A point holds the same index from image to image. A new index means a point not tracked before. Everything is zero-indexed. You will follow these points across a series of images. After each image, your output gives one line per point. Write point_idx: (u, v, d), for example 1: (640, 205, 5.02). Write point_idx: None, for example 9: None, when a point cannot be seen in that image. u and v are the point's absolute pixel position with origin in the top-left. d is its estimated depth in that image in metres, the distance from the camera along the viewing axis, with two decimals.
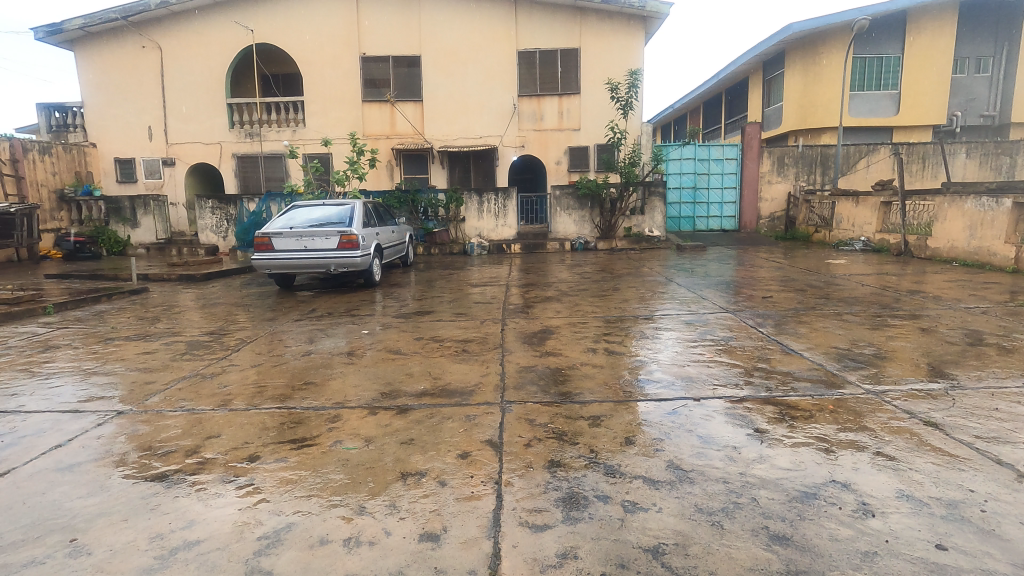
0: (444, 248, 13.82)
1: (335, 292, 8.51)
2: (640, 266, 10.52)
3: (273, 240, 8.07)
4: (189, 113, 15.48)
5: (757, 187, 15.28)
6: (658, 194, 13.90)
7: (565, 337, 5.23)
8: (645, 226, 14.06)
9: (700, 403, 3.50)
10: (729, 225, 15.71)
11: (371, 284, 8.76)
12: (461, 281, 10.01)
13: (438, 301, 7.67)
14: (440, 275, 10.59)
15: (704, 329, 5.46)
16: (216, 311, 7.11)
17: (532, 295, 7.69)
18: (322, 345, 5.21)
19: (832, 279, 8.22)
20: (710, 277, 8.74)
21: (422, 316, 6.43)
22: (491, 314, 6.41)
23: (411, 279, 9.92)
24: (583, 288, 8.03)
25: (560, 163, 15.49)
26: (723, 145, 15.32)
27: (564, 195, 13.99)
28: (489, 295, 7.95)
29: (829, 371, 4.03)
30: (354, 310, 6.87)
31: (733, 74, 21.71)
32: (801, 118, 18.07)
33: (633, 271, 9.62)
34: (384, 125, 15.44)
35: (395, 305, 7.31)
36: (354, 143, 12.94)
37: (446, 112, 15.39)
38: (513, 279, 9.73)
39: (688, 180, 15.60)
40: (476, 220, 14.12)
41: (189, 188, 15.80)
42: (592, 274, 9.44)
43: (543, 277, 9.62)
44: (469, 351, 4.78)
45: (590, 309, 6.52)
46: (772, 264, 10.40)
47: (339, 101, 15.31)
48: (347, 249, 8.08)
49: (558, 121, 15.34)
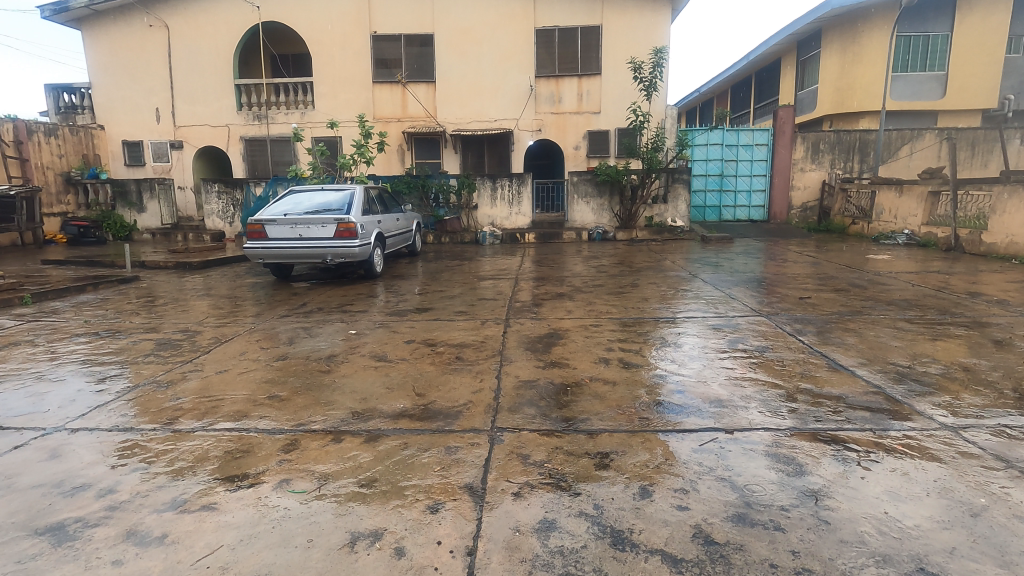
0: (455, 237, 13.24)
1: (333, 284, 7.99)
2: (660, 258, 9.83)
3: (266, 228, 7.57)
4: (197, 95, 15.06)
5: (788, 175, 14.35)
6: (682, 182, 13.10)
7: (574, 343, 4.61)
8: (667, 216, 13.28)
9: (734, 438, 2.84)
10: (757, 215, 14.82)
11: (372, 275, 8.23)
12: (469, 272, 9.43)
13: (441, 295, 7.10)
14: (449, 266, 10.03)
15: (733, 336, 4.79)
16: (202, 304, 6.64)
17: (543, 290, 7.07)
18: (302, 348, 4.67)
19: (876, 277, 7.44)
20: (739, 272, 8.01)
21: (419, 313, 5.87)
22: (496, 312, 5.81)
23: (417, 270, 9.37)
24: (599, 283, 7.39)
25: (579, 149, 14.73)
26: (753, 129, 14.39)
27: (582, 182, 13.27)
28: (496, 289, 7.36)
29: (890, 397, 3.35)
30: (348, 305, 6.34)
31: (765, 55, 20.60)
32: (837, 102, 16.99)
33: (653, 265, 8.94)
34: (395, 107, 14.83)
35: (394, 299, 6.76)
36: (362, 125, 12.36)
37: (460, 94, 14.72)
38: (525, 271, 9.12)
39: (715, 167, 14.70)
40: (489, 207, 13.49)
41: (198, 172, 15.44)
42: (609, 267, 8.77)
43: (556, 269, 8.98)
44: (464, 360, 4.19)
45: (605, 308, 5.88)
46: (807, 259, 9.59)
47: (349, 83, 14.74)
48: (344, 238, 7.54)
49: (577, 103, 14.56)
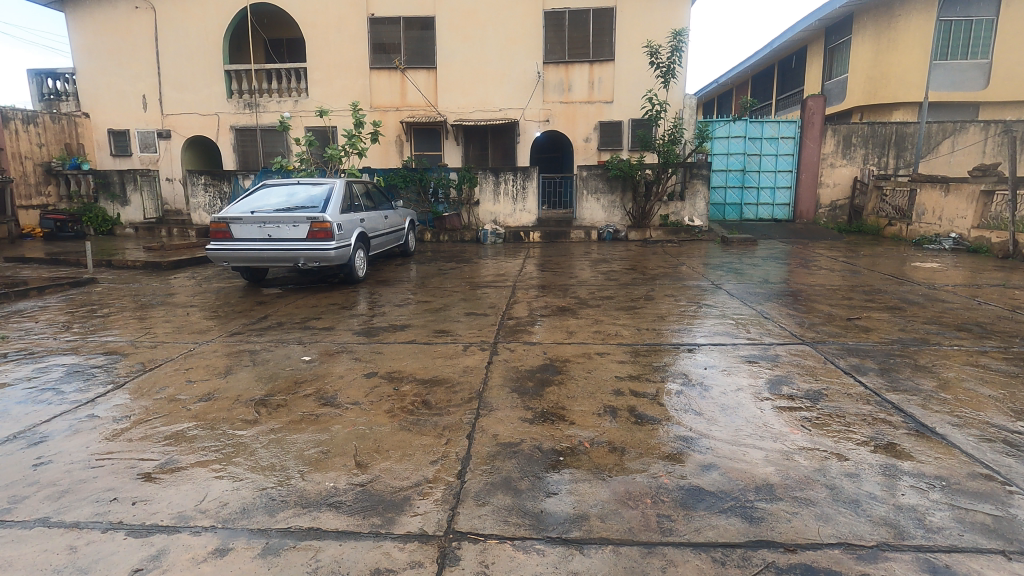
0: (454, 235, 12.33)
1: (309, 290, 7.13)
2: (678, 263, 8.88)
3: (232, 227, 6.72)
4: (185, 82, 14.25)
5: (817, 171, 13.26)
6: (701, 177, 12.06)
7: (574, 380, 3.70)
8: (684, 215, 12.26)
9: (803, 567, 1.91)
10: (781, 214, 13.75)
11: (354, 280, 7.35)
12: (464, 275, 8.53)
13: (427, 304, 6.23)
14: (444, 268, 9.13)
15: (772, 373, 3.85)
16: (152, 314, 5.82)
17: (543, 301, 6.16)
18: (238, 380, 3.81)
19: (930, 289, 6.45)
20: (768, 281, 7.04)
21: (395, 331, 4.99)
22: (484, 333, 4.91)
23: (407, 274, 8.48)
24: (608, 293, 6.46)
25: (589, 141, 13.73)
26: (779, 121, 13.29)
27: (591, 177, 12.28)
28: (490, 298, 6.44)
29: (1009, 485, 2.41)
30: (315, 318, 5.48)
31: (789, 43, 19.40)
32: (870, 92, 15.84)
33: (671, 271, 7.98)
34: (393, 96, 13.92)
35: (370, 311, 5.89)
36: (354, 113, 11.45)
37: (463, 81, 13.76)
38: (526, 275, 8.22)
39: (737, 162, 13.61)
40: (491, 203, 12.56)
41: (187, 163, 14.65)
42: (620, 272, 7.84)
43: (561, 274, 8.08)
44: (432, 407, 3.29)
45: (613, 328, 4.95)
46: (843, 265, 8.57)
47: (345, 69, 13.84)
48: (318, 239, 6.66)
49: (588, 92, 13.56)
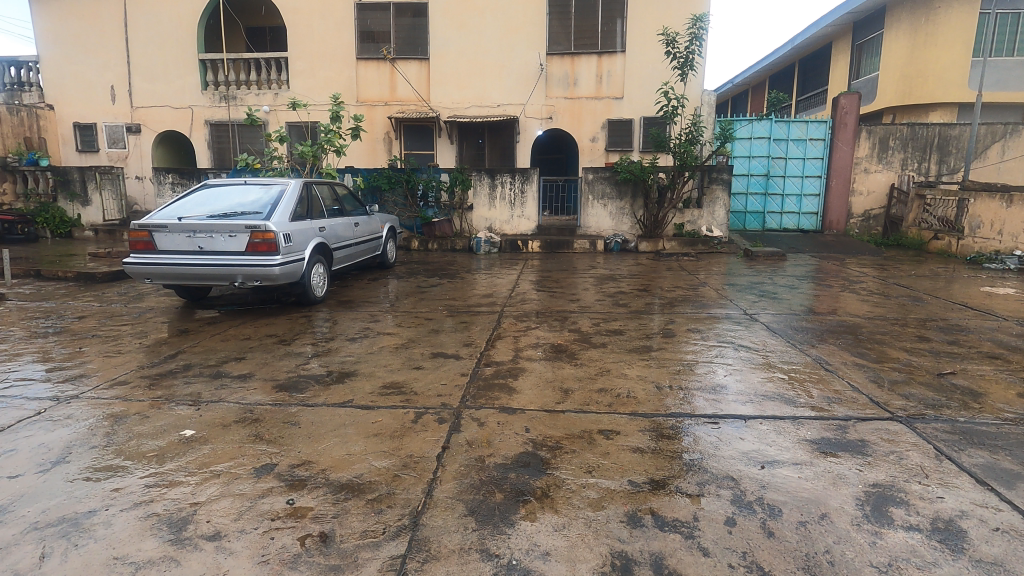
0: (444, 243, 11.10)
1: (255, 313, 5.90)
2: (697, 282, 7.60)
3: (155, 236, 5.49)
4: (157, 72, 13.11)
5: (849, 177, 11.96)
6: (721, 182, 10.77)
7: (565, 491, 2.41)
8: (702, 224, 10.95)
9: None
10: (808, 224, 12.44)
11: (310, 300, 6.12)
12: (446, 292, 7.27)
13: (388, 336, 4.98)
14: (425, 283, 7.88)
15: (865, 477, 2.55)
16: (38, 348, 4.60)
17: (533, 335, 4.91)
18: (59, 479, 2.55)
19: (1022, 326, 5.16)
20: (813, 309, 5.76)
21: (330, 383, 3.73)
22: (449, 388, 3.63)
23: (380, 291, 7.23)
24: (615, 324, 5.20)
25: (596, 140, 12.48)
26: (808, 120, 12.00)
27: (598, 180, 11.02)
28: (468, 328, 5.18)
29: None
30: (236, 359, 4.23)
31: (812, 40, 18.13)
32: (904, 91, 14.51)
33: (690, 292, 6.71)
34: (381, 89, 12.71)
35: (314, 346, 4.64)
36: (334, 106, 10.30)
37: (458, 73, 12.55)
38: (519, 294, 6.95)
39: (759, 165, 12.31)
40: (486, 209, 11.33)
41: (158, 160, 13.50)
42: (631, 294, 6.57)
43: (560, 293, 6.81)
44: (330, 552, 2.03)
45: (622, 385, 3.67)
46: (895, 286, 7.28)
47: (329, 59, 12.67)
48: (259, 253, 5.42)
49: (596, 86, 12.31)
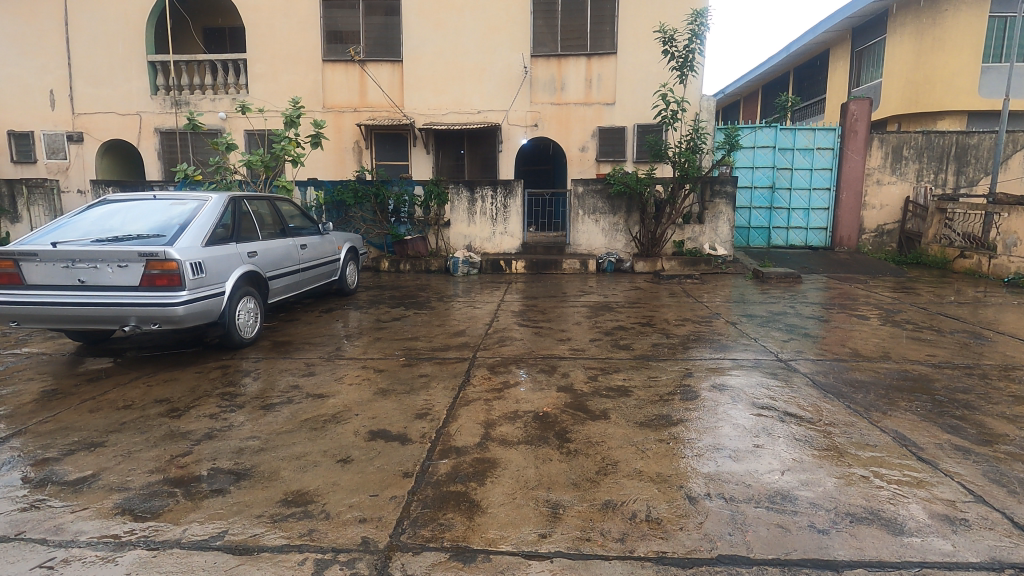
0: (417, 264, 9.93)
1: (162, 361, 4.66)
2: (707, 310, 6.49)
3: (23, 267, 4.26)
4: (101, 75, 11.87)
5: (860, 189, 11.06)
6: (724, 196, 9.74)
7: None
8: (704, 241, 9.87)
9: None
10: (817, 240, 11.46)
11: (233, 344, 4.88)
12: (412, 323, 6.09)
13: (319, 398, 3.76)
14: (388, 312, 6.69)
15: None
16: None
17: (511, 397, 3.72)
18: None
19: None
20: (859, 353, 4.65)
21: (205, 495, 2.51)
22: (382, 504, 2.43)
23: (331, 325, 6.02)
24: (617, 378, 4.04)
25: (586, 150, 11.46)
26: (815, 128, 11.09)
27: (589, 194, 9.94)
28: (429, 384, 3.99)
29: None
30: (90, 448, 3.00)
31: (808, 47, 17.37)
32: (909, 99, 13.70)
33: (702, 327, 5.59)
34: (350, 94, 11.59)
35: (211, 418, 3.41)
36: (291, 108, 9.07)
37: (434, 77, 11.47)
38: (497, 327, 5.77)
39: (763, 177, 11.34)
40: (465, 225, 10.18)
41: (103, 171, 12.23)
42: (632, 331, 5.43)
43: (547, 328, 5.65)
44: None
45: (639, 494, 2.49)
46: (940, 315, 6.24)
47: (293, 61, 11.54)
48: (158, 287, 4.20)
49: (585, 91, 11.32)
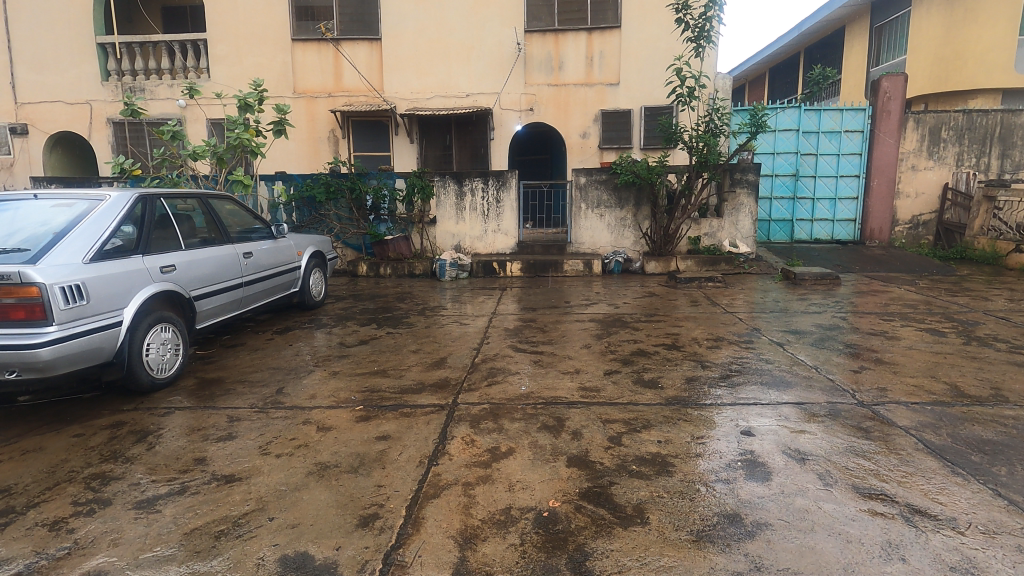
0: (399, 267, 8.77)
1: (41, 415, 3.51)
2: (740, 324, 5.39)
3: None
4: (46, 59, 10.63)
5: (893, 175, 9.98)
6: (746, 185, 8.63)
7: None
8: (723, 237, 8.75)
9: None
10: (844, 233, 10.36)
11: (141, 386, 3.74)
12: (383, 346, 4.96)
13: (225, 483, 2.62)
14: (355, 330, 5.55)
15: None
16: None
17: (502, 479, 2.58)
18: None
19: None
20: (962, 390, 3.55)
21: None
22: None
23: (282, 350, 4.89)
24: (649, 443, 2.91)
25: (587, 137, 10.31)
26: (842, 109, 10.02)
27: (592, 185, 8.79)
28: (388, 454, 2.86)
29: None
30: None
31: (821, 25, 16.20)
32: (937, 77, 12.57)
33: (743, 351, 4.48)
34: (324, 77, 10.43)
35: (52, 531, 2.28)
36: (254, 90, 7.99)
37: (417, 57, 10.28)
38: (485, 352, 4.65)
39: (785, 164, 10.23)
40: (452, 222, 9.04)
41: (51, 168, 11.00)
42: (656, 358, 4.32)
43: (549, 354, 4.53)
44: None
45: None
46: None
47: (259, 41, 10.34)
48: (17, 322, 3.08)
49: (585, 70, 10.19)
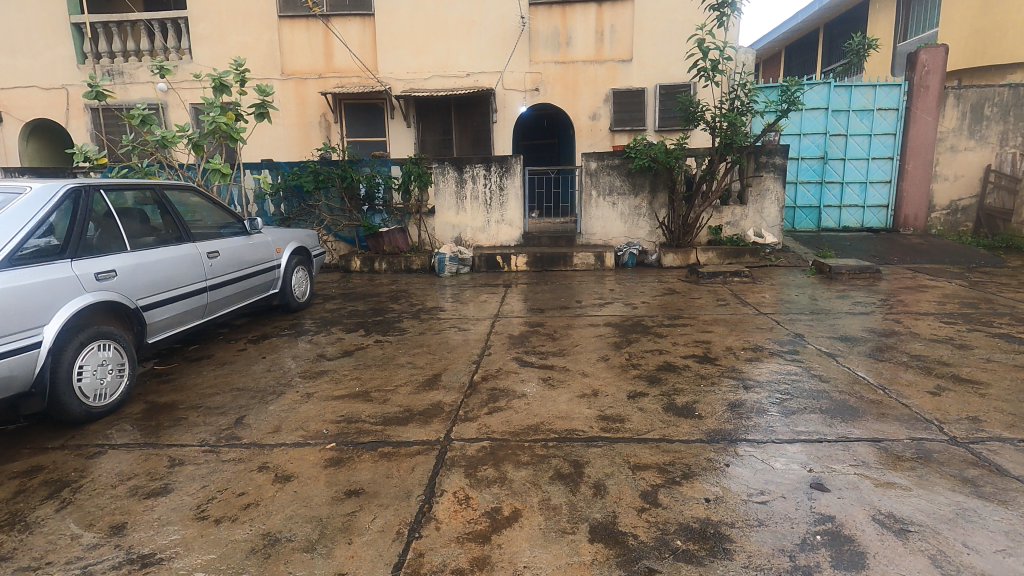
0: (394, 262, 8.12)
1: None
2: (779, 328, 4.71)
3: None
4: (18, 41, 9.96)
5: (931, 157, 9.20)
6: (773, 169, 7.90)
7: None
8: (747, 226, 8.04)
9: None
10: (876, 220, 9.61)
11: (72, 417, 3.12)
12: (370, 358, 4.32)
13: (139, 569, 1.99)
14: (340, 337, 4.91)
15: None
16: None
17: (505, 565, 1.94)
18: None
19: None
20: None
21: None
22: None
23: (254, 364, 4.26)
24: (695, 503, 2.26)
25: (597, 118, 9.57)
26: (876, 84, 9.23)
27: (604, 170, 8.07)
28: (358, 521, 2.22)
29: None
30: None
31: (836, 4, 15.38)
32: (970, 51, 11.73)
33: (789, 364, 3.81)
34: (314, 57, 9.73)
35: None
36: (236, 72, 7.34)
37: (413, 33, 9.53)
38: (486, 367, 4.00)
39: (812, 145, 9.47)
40: (452, 212, 8.39)
41: (28, 159, 10.39)
42: (687, 376, 3.65)
43: (561, 370, 3.87)
44: None
45: None
46: None
47: (242, 19, 9.62)
48: None
49: (595, 46, 9.43)
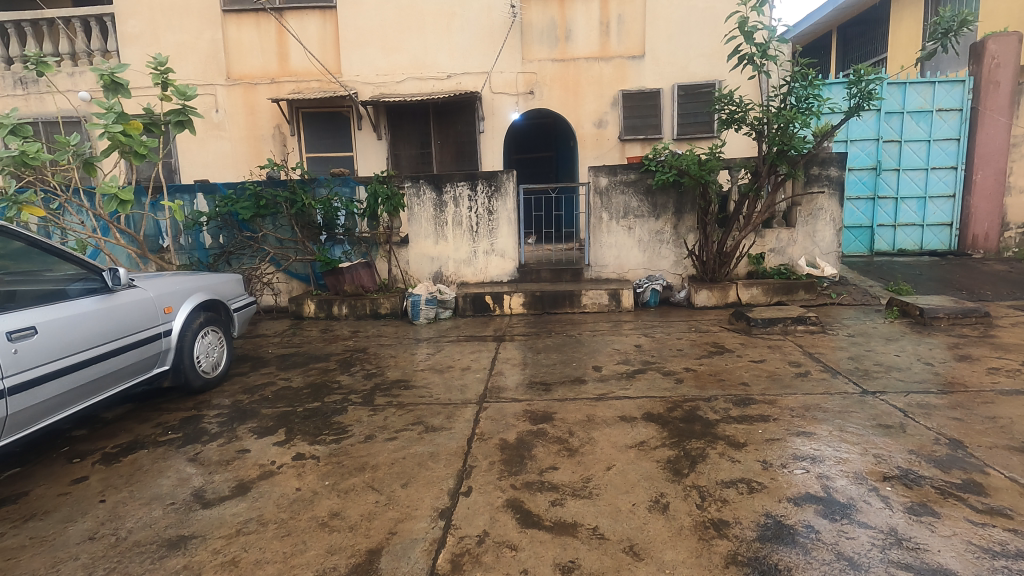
0: (356, 304, 6.47)
1: None
2: (913, 425, 3.09)
3: None
4: None
5: (1004, 165, 7.69)
6: (828, 183, 6.35)
7: None
8: (796, 255, 6.49)
9: None
10: (938, 242, 8.07)
11: None
12: (274, 500, 2.65)
13: None
14: (244, 447, 3.24)
15: None
16: None
17: None
18: None
19: None
20: None
21: None
22: None
23: (79, 517, 2.58)
24: None
25: (604, 126, 8.03)
26: (934, 81, 7.77)
27: (616, 188, 6.49)
28: None
29: None
30: None
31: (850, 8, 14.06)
32: None
33: (993, 526, 2.17)
34: (266, 58, 8.20)
35: None
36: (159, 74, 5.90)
37: (382, 28, 8.00)
38: (462, 531, 2.33)
39: (860, 154, 7.97)
40: (429, 242, 6.77)
41: None
42: (827, 568, 1.98)
43: (593, 541, 2.21)
44: None
45: None
46: None
47: (180, 14, 8.08)
48: None
49: (600, 39, 7.94)
